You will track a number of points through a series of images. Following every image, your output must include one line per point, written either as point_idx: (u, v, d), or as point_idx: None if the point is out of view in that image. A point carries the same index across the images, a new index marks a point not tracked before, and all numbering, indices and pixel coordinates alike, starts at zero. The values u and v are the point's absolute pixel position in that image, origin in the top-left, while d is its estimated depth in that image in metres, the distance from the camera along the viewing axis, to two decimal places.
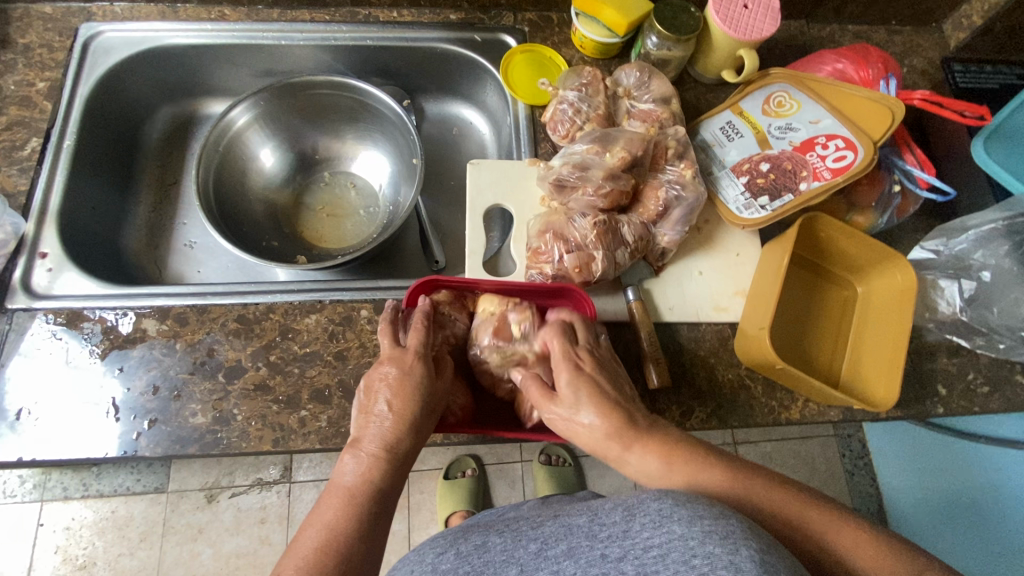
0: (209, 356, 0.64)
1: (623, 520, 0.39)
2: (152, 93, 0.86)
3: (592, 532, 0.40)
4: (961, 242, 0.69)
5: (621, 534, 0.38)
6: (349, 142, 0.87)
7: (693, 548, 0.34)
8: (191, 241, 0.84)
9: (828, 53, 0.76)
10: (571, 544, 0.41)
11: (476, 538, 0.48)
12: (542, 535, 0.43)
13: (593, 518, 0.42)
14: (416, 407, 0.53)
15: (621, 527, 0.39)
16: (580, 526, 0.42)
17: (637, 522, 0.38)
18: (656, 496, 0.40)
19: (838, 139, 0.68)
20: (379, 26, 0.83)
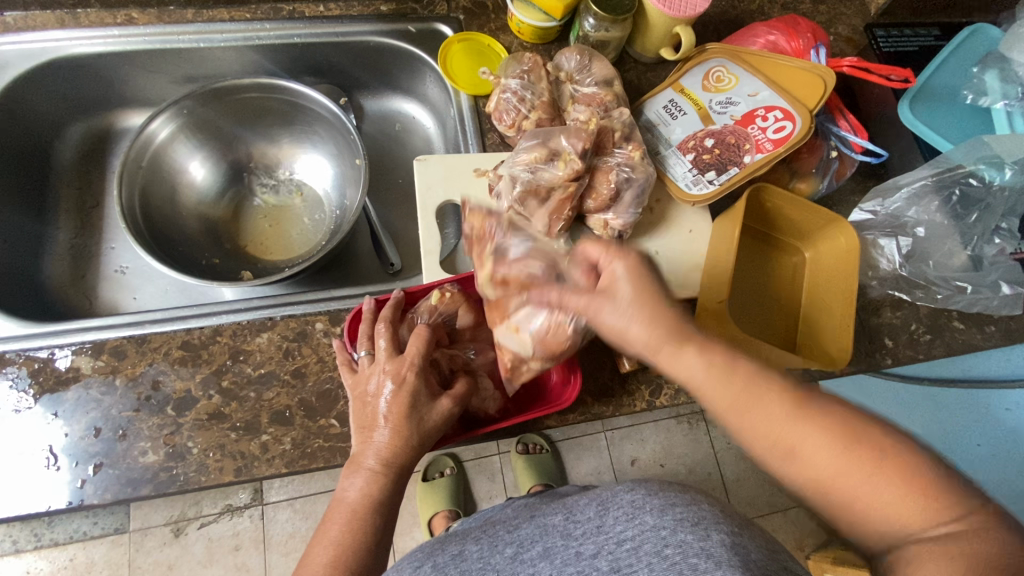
0: (157, 390, 0.60)
1: (596, 516, 0.50)
2: (61, 110, 0.78)
3: (568, 531, 0.50)
4: (896, 201, 0.72)
5: (596, 530, 0.48)
6: (285, 147, 0.83)
7: (665, 537, 0.43)
8: (122, 266, 0.78)
9: (760, 25, 0.77)
10: (547, 545, 0.50)
11: (452, 549, 0.55)
12: (518, 539, 0.52)
13: (568, 518, 0.52)
14: (412, 424, 0.51)
15: (595, 523, 0.49)
16: (556, 527, 0.51)
17: (609, 517, 0.48)
18: (629, 489, 0.50)
19: (776, 110, 0.70)
20: (305, 21, 0.79)
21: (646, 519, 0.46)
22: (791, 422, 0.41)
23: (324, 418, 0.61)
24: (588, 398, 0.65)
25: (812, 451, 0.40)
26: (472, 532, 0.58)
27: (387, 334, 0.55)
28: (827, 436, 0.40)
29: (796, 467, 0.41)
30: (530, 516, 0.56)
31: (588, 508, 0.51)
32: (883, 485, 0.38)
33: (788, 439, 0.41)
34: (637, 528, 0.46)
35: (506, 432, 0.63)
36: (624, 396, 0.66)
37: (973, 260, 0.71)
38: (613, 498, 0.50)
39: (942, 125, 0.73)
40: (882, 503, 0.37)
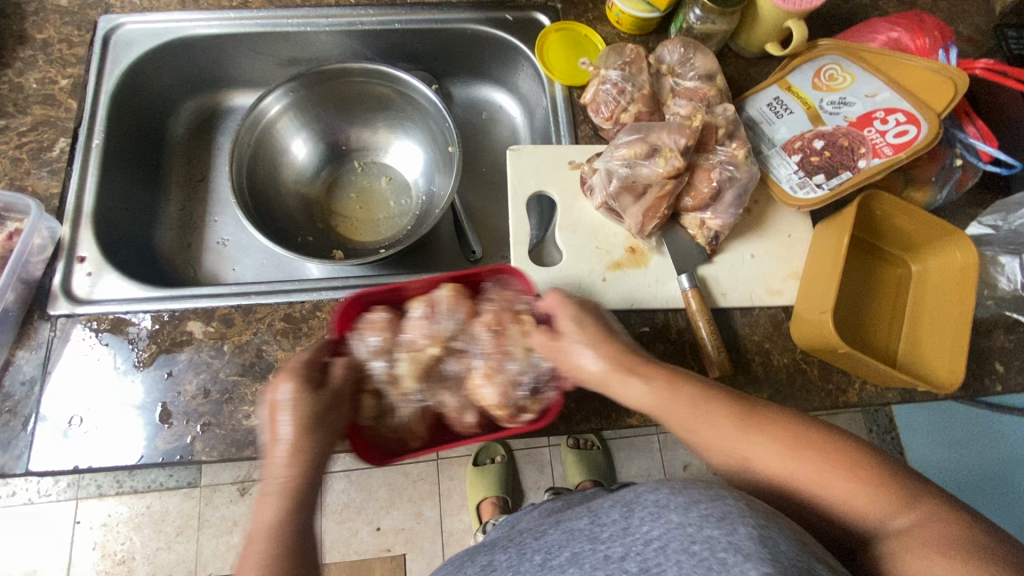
0: (260, 358, 0.63)
1: (622, 518, 0.49)
2: (176, 86, 0.83)
3: (594, 535, 0.50)
4: (1022, 217, 0.68)
5: (622, 532, 0.48)
6: (380, 132, 0.84)
7: (691, 534, 0.43)
8: (224, 238, 0.82)
9: (879, 21, 0.73)
10: (575, 550, 0.49)
11: (481, 559, 0.57)
12: (546, 546, 0.52)
13: (593, 520, 0.51)
14: (315, 450, 0.50)
15: (621, 525, 0.48)
16: (582, 530, 0.51)
17: (636, 518, 0.48)
18: (653, 489, 0.50)
19: (898, 113, 0.65)
20: (407, 8, 0.80)
21: (671, 518, 0.45)
22: (763, 443, 0.50)
23: None
24: None
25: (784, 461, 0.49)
26: (499, 543, 0.59)
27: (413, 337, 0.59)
28: (794, 451, 0.49)
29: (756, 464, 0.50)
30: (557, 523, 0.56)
31: (614, 510, 0.51)
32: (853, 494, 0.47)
33: (765, 458, 0.49)
34: (662, 527, 0.45)
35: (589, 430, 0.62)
36: None
37: None
38: (638, 499, 0.50)
39: None
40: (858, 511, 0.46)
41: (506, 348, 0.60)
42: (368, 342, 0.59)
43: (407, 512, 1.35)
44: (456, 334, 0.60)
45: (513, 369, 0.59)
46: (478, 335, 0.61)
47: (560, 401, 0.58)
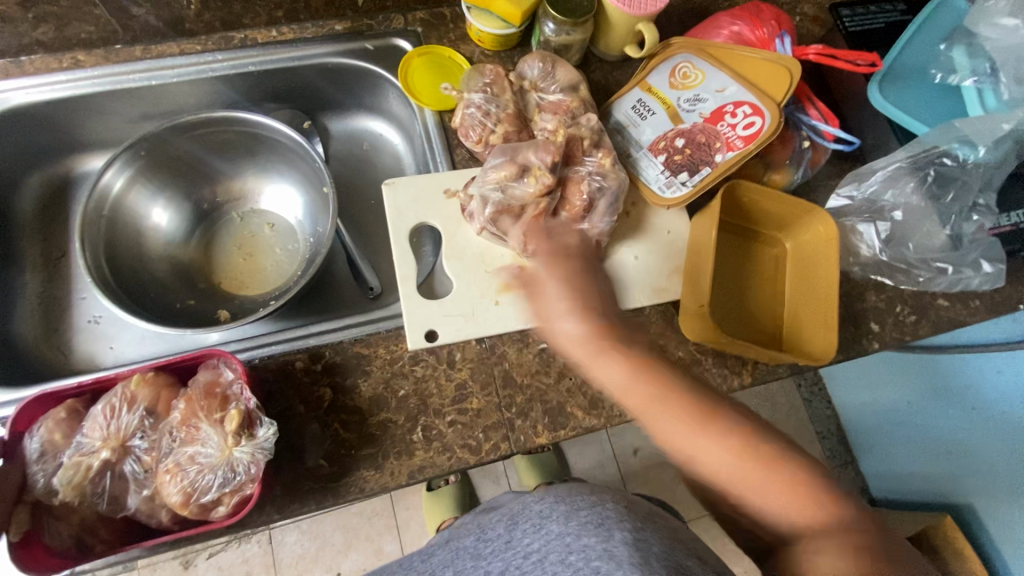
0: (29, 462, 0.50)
1: (506, 532, 0.57)
2: (12, 161, 0.75)
3: (479, 551, 0.57)
4: (872, 185, 0.72)
5: (506, 545, 0.55)
6: (251, 178, 0.81)
7: (569, 545, 0.48)
8: (95, 315, 0.76)
9: (723, 15, 0.76)
10: (456, 568, 0.57)
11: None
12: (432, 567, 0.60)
13: (479, 538, 0.59)
14: None
15: (506, 539, 0.56)
16: (468, 548, 0.59)
17: (518, 533, 0.55)
18: (538, 499, 0.59)
19: (745, 105, 0.69)
20: (259, 49, 0.77)
21: (551, 530, 0.52)
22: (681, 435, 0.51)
23: (312, 461, 0.59)
24: (578, 411, 0.65)
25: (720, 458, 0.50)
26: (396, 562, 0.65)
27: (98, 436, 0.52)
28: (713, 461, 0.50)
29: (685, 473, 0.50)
30: (451, 545, 0.62)
31: (499, 525, 0.58)
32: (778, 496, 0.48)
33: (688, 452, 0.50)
34: (544, 539, 0.52)
35: (499, 456, 0.63)
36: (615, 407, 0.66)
37: (954, 240, 0.70)
38: (522, 514, 0.57)
39: (915, 105, 0.72)
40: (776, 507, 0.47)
41: (186, 440, 0.52)
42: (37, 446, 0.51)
43: (367, 551, 1.30)
44: (146, 431, 0.52)
45: (191, 474, 0.50)
46: (171, 432, 0.53)
47: (257, 493, 0.51)
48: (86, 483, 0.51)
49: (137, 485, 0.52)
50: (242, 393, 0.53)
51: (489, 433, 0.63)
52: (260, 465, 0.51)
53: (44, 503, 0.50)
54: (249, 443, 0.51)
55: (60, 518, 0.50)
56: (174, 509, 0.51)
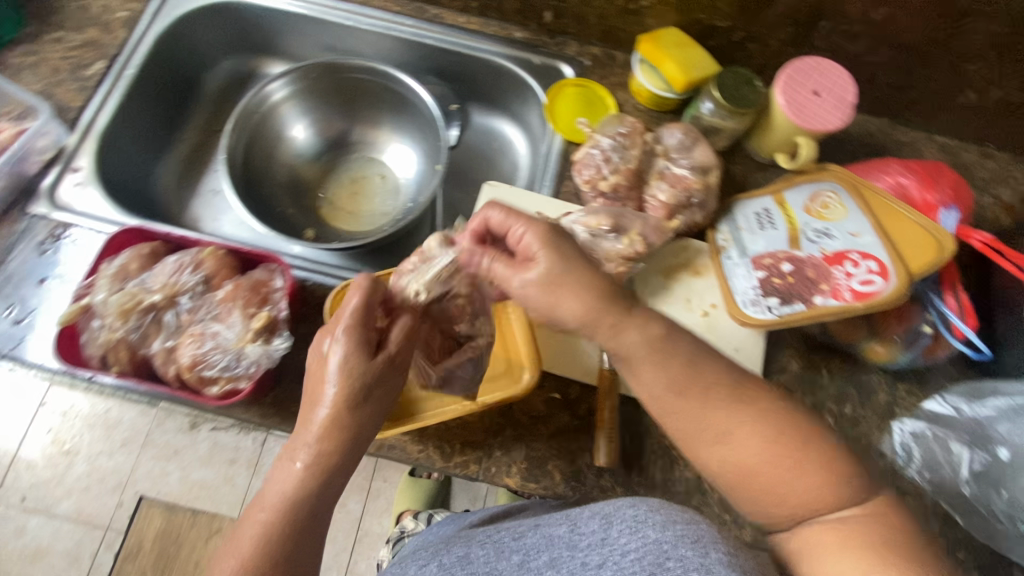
0: (101, 274, 0.58)
1: (601, 529, 0.49)
2: (220, 45, 0.88)
3: (573, 543, 0.50)
4: (986, 408, 0.62)
5: (602, 542, 0.48)
6: (383, 132, 0.87)
7: (667, 553, 0.43)
8: (216, 188, 0.86)
9: (896, 163, 0.70)
10: (553, 556, 0.50)
11: (457, 551, 0.56)
12: (525, 548, 0.52)
13: (572, 529, 0.51)
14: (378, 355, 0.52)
15: (599, 536, 0.49)
16: (561, 536, 0.51)
17: (614, 531, 0.48)
18: (632, 504, 0.50)
19: (871, 260, 0.62)
20: (442, 27, 0.84)
21: (648, 533, 0.45)
22: (737, 411, 0.50)
23: None
24: (557, 474, 0.63)
25: (764, 454, 0.48)
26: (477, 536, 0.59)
27: (160, 278, 0.58)
28: (789, 454, 0.48)
29: (732, 464, 0.49)
30: (536, 526, 0.55)
31: (593, 520, 0.50)
32: (785, 472, 0.48)
33: (716, 421, 0.50)
34: (639, 541, 0.45)
35: (463, 474, 0.63)
36: (596, 491, 0.63)
37: None
38: (617, 512, 0.49)
39: None
40: (782, 485, 0.48)
41: (216, 317, 0.57)
42: (116, 264, 0.58)
43: None
44: (194, 294, 0.58)
45: (207, 346, 0.55)
46: (211, 305, 0.58)
47: (246, 390, 0.54)
48: (132, 313, 0.57)
49: (165, 334, 0.58)
50: (279, 303, 0.59)
51: (465, 449, 0.63)
52: (260, 369, 0.55)
53: (97, 310, 0.57)
54: (262, 345, 0.56)
55: (98, 332, 0.57)
56: (179, 369, 0.56)
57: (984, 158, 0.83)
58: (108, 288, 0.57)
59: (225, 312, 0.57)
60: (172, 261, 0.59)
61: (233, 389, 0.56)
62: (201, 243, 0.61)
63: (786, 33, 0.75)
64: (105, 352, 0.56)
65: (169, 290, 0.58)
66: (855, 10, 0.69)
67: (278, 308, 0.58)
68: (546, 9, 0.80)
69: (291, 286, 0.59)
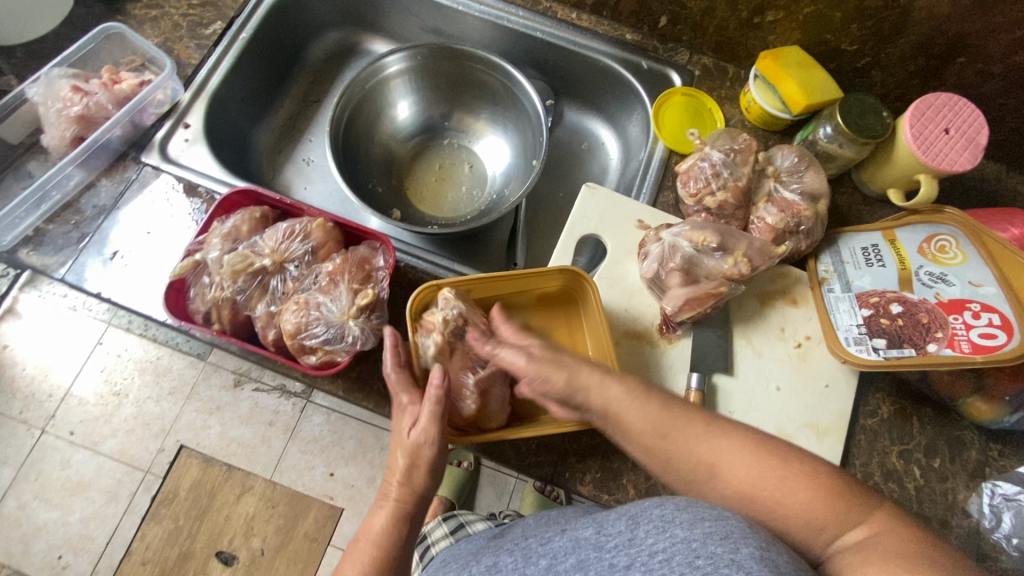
0: (214, 232, 0.59)
1: (627, 529, 0.40)
2: (329, 17, 0.89)
3: (600, 545, 0.42)
4: None
5: (628, 543, 0.39)
6: (480, 121, 0.87)
7: (694, 549, 0.35)
8: (309, 158, 0.87)
9: (1022, 214, 0.66)
10: (580, 558, 0.42)
11: (487, 558, 0.53)
12: (552, 551, 0.46)
13: (599, 530, 0.43)
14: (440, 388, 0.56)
15: (626, 536, 0.40)
16: (588, 538, 0.43)
17: (641, 531, 0.39)
18: (660, 503, 0.41)
19: (994, 313, 0.59)
20: (553, 21, 0.83)
21: (678, 532, 0.37)
22: (720, 436, 0.49)
23: None
24: (631, 489, 0.62)
25: (806, 498, 0.44)
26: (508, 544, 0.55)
27: (271, 243, 0.59)
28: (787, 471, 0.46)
29: (775, 514, 0.45)
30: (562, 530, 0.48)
31: (622, 521, 0.42)
32: (821, 512, 0.43)
33: (701, 450, 0.49)
34: (667, 540, 0.37)
35: (537, 475, 0.62)
36: None
37: None
38: (643, 511, 0.41)
39: None
40: (819, 526, 0.43)
41: (321, 288, 0.58)
42: (230, 225, 0.59)
43: None
44: (301, 263, 0.59)
45: (311, 316, 0.56)
46: (318, 276, 0.59)
47: (345, 364, 0.55)
48: (242, 274, 0.58)
49: (269, 299, 0.59)
50: (381, 281, 0.59)
51: (541, 450, 0.63)
52: (360, 345, 0.56)
53: (208, 267, 0.58)
54: (365, 321, 0.56)
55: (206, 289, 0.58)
56: (280, 335, 0.57)
57: None
58: (219, 247, 0.58)
59: (331, 285, 0.58)
60: (282, 228, 0.59)
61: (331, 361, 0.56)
62: (308, 213, 0.62)
63: (916, 65, 0.72)
64: (211, 308, 0.57)
65: (278, 256, 0.58)
66: (1000, 49, 0.66)
67: (380, 286, 0.58)
68: (663, 14, 0.78)
69: (393, 266, 0.60)
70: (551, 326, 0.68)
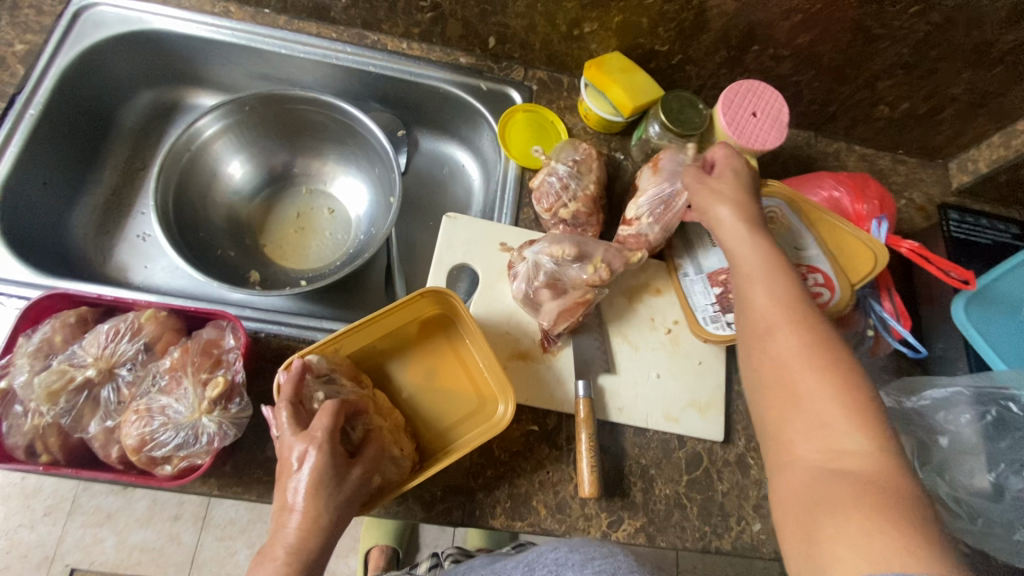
0: (18, 351, 0.52)
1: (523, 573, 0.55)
2: (138, 76, 0.81)
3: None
4: (924, 399, 0.67)
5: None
6: (330, 164, 0.83)
7: None
8: (144, 233, 0.79)
9: (829, 176, 0.74)
10: None
11: None
12: None
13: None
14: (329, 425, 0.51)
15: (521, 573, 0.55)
16: None
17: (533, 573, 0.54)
18: (552, 547, 0.56)
19: (819, 274, 0.67)
20: (385, 54, 0.81)
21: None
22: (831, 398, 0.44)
23: (269, 452, 0.58)
24: (542, 509, 0.62)
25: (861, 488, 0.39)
26: None
27: (92, 350, 0.52)
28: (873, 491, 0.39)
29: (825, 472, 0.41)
30: None
31: (514, 570, 0.56)
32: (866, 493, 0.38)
33: (820, 408, 0.44)
34: None
35: (447, 521, 0.61)
36: (580, 519, 0.63)
37: (995, 489, 0.63)
38: (539, 558, 0.55)
39: (996, 336, 0.68)
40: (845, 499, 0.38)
41: (164, 388, 0.52)
42: (37, 340, 0.52)
43: None
44: (135, 364, 0.53)
45: (155, 423, 0.50)
46: (156, 376, 0.53)
47: (205, 467, 0.50)
48: (62, 394, 0.51)
49: (103, 413, 0.52)
50: (234, 364, 0.54)
51: (446, 495, 0.62)
52: (222, 441, 0.51)
53: (18, 395, 0.51)
54: (220, 415, 0.51)
55: (21, 420, 0.50)
56: (124, 450, 0.50)
57: (897, 164, 0.91)
58: (28, 367, 0.51)
59: (174, 383, 0.52)
60: (104, 331, 0.53)
61: (190, 466, 0.51)
62: (135, 306, 0.56)
63: (721, 57, 0.78)
64: (30, 441, 0.50)
65: (104, 363, 0.52)
66: (782, 35, 0.74)
67: (234, 371, 0.54)
68: (490, 35, 0.79)
69: (245, 344, 0.55)
70: (435, 361, 0.66)
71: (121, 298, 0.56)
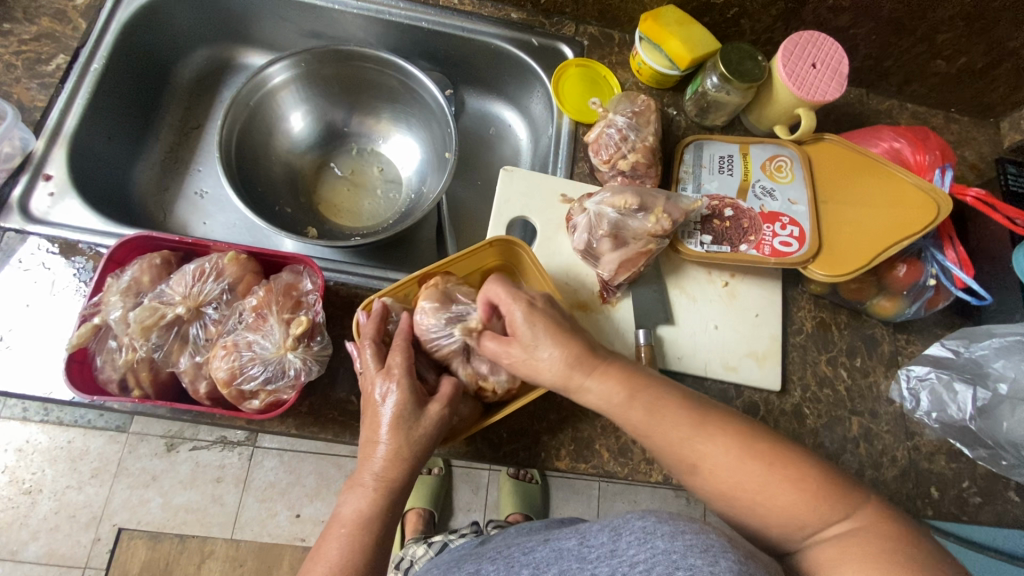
0: (109, 289, 0.53)
1: (610, 540, 0.45)
2: (193, 34, 0.81)
3: (581, 556, 0.46)
4: (983, 348, 0.68)
5: (609, 553, 0.44)
6: (382, 122, 0.84)
7: (675, 560, 0.39)
8: (202, 190, 0.80)
9: (886, 129, 0.75)
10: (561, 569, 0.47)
11: (470, 566, 0.58)
12: (534, 561, 0.50)
13: (581, 541, 0.48)
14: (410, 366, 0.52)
15: (608, 548, 0.45)
16: (570, 549, 0.48)
17: (622, 541, 0.44)
18: (641, 514, 0.45)
19: (797, 227, 0.70)
20: (436, 9, 0.80)
21: (658, 543, 0.41)
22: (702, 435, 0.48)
23: (344, 394, 0.59)
24: (605, 452, 0.64)
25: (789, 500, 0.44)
26: (488, 553, 0.61)
27: (179, 289, 0.54)
28: (793, 475, 0.45)
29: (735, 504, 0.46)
30: (547, 541, 0.54)
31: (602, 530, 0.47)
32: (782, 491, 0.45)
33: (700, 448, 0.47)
34: (648, 552, 0.41)
35: (514, 463, 0.62)
36: (643, 463, 0.64)
37: None
38: (626, 523, 0.45)
39: None
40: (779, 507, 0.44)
41: (249, 326, 0.54)
42: (128, 278, 0.53)
43: None
44: (220, 304, 0.55)
45: (244, 357, 0.52)
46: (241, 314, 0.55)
47: (292, 401, 0.51)
48: (154, 329, 0.53)
49: (192, 350, 0.54)
50: (314, 305, 0.55)
51: (513, 437, 0.63)
52: (307, 376, 0.52)
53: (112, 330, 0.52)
54: (304, 351, 0.53)
55: (115, 355, 0.52)
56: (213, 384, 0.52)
57: (949, 122, 0.90)
58: (120, 304, 0.52)
59: (258, 321, 0.54)
60: (190, 271, 0.55)
61: (276, 401, 0.53)
62: (215, 249, 0.57)
63: (778, 9, 0.77)
64: (125, 373, 0.52)
65: (191, 301, 0.54)
66: None
67: (313, 312, 0.55)
68: None
69: (322, 286, 0.56)
70: None
71: (202, 241, 0.58)
